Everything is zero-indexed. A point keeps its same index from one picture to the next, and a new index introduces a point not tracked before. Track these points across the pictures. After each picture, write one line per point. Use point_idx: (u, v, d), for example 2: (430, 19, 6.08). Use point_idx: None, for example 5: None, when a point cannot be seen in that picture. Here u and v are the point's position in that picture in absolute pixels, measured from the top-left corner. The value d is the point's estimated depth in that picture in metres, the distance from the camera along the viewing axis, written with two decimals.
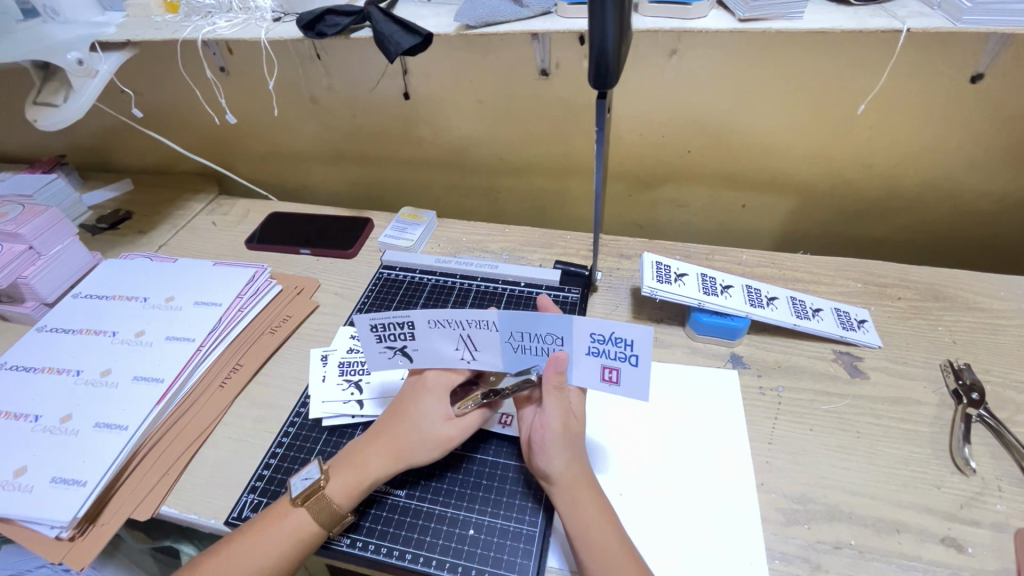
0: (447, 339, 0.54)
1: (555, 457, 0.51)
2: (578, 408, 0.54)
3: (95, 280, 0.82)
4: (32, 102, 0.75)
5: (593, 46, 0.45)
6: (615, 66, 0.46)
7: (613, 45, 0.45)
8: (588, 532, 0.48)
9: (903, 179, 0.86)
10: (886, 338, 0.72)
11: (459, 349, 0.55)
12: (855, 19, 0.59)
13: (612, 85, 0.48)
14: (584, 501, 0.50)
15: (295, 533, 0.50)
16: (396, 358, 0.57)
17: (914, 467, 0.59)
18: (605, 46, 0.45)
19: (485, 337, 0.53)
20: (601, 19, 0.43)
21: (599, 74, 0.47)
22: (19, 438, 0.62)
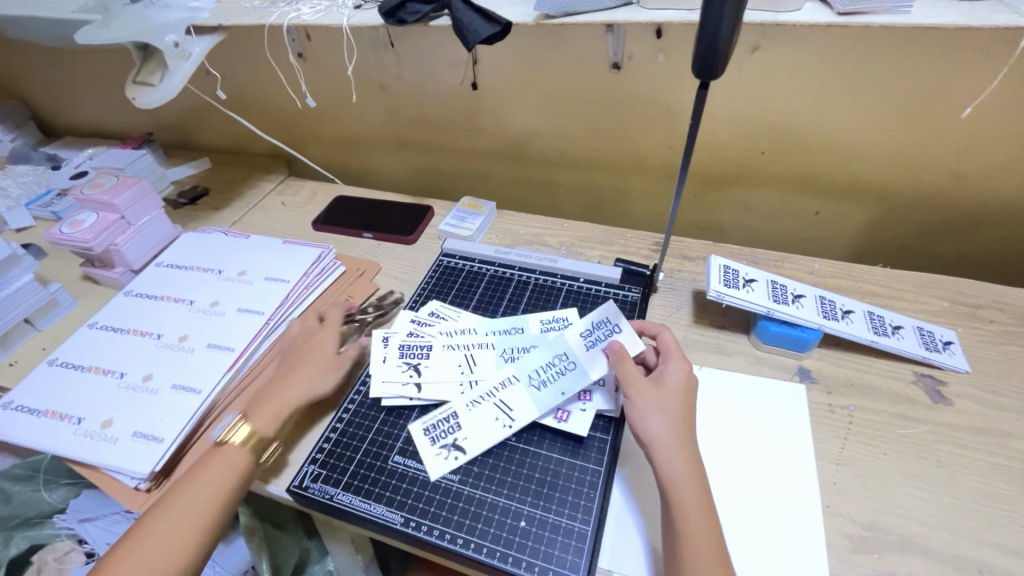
0: None
1: (647, 420, 0.53)
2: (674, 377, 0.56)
3: (176, 251, 0.87)
4: (132, 81, 0.81)
5: (704, 35, 0.44)
6: (723, 59, 0.45)
7: (726, 37, 0.44)
8: (684, 511, 0.48)
9: (1003, 192, 0.79)
10: (976, 363, 0.66)
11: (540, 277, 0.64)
12: (970, 14, 0.54)
13: (717, 76, 0.46)
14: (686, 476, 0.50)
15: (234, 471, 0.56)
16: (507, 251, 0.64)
17: (1002, 505, 0.54)
18: (717, 31, 0.43)
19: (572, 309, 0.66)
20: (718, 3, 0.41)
21: (705, 63, 0.45)
22: (106, 393, 0.67)
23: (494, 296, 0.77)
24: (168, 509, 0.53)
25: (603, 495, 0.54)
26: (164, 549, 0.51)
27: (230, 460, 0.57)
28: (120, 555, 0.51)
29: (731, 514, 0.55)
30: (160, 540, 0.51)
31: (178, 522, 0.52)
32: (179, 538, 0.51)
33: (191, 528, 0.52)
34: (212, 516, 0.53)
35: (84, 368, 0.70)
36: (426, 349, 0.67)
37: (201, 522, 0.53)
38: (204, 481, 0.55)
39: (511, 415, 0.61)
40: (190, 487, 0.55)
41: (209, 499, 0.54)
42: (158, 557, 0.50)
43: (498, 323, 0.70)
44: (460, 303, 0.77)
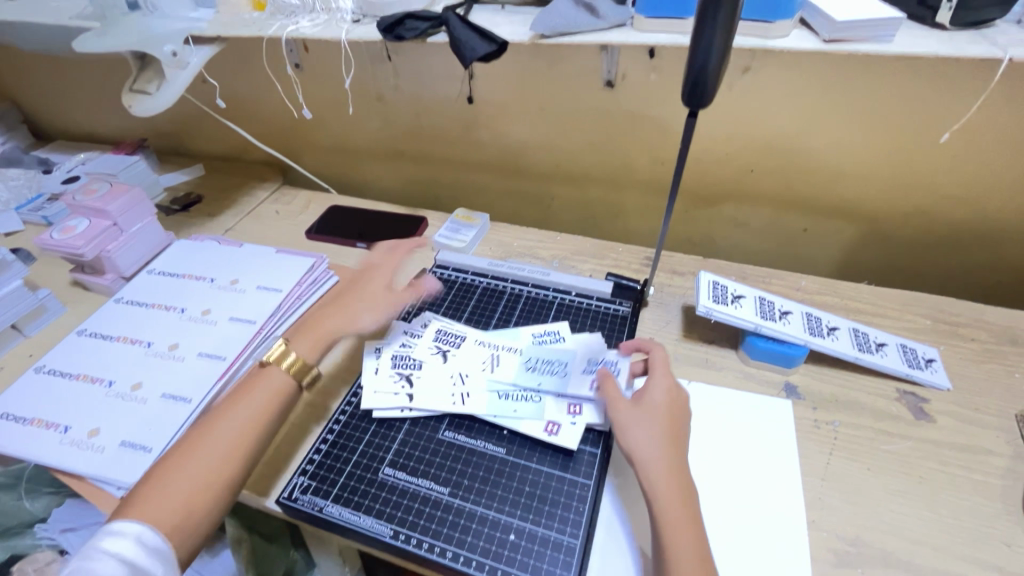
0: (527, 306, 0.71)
1: (628, 437, 0.54)
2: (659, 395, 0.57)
3: (169, 258, 0.87)
4: (128, 89, 0.81)
5: (693, 66, 0.45)
6: (711, 89, 0.46)
7: (714, 68, 0.45)
8: (669, 523, 0.48)
9: (983, 213, 0.81)
10: (957, 380, 0.68)
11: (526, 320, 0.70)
12: (950, 44, 0.56)
13: (706, 104, 0.47)
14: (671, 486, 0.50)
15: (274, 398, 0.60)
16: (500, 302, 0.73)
17: (982, 521, 0.55)
18: (704, 61, 0.44)
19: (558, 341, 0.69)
20: (705, 33, 0.43)
21: (694, 91, 0.47)
22: (94, 401, 0.66)
23: (487, 309, 0.78)
24: (201, 443, 0.55)
25: (591, 509, 0.54)
26: (199, 478, 0.53)
27: (261, 402, 0.59)
28: (152, 485, 0.52)
29: (720, 529, 0.55)
30: (192, 472, 0.53)
31: (216, 452, 0.54)
32: (216, 466, 0.54)
33: (227, 460, 0.55)
34: (245, 450, 0.56)
35: (72, 376, 0.70)
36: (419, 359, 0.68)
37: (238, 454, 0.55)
38: (237, 418, 0.57)
39: (502, 428, 0.61)
40: (220, 422, 0.57)
41: (242, 435, 0.56)
42: (194, 485, 0.52)
43: (490, 336, 0.71)
44: (452, 315, 0.77)
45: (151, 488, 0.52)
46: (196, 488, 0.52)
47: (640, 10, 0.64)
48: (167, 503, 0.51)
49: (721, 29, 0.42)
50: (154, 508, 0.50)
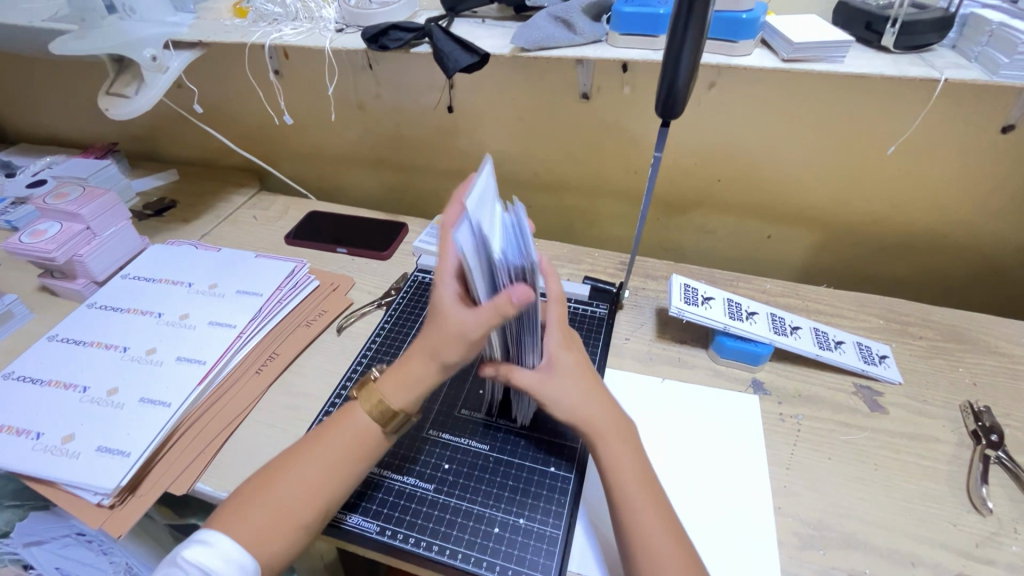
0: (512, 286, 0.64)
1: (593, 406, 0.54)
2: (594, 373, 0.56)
3: (144, 263, 0.86)
4: (104, 92, 0.80)
5: (664, 78, 0.48)
6: (683, 98, 0.49)
7: (684, 80, 0.48)
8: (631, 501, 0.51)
9: (928, 220, 0.88)
10: (907, 375, 0.73)
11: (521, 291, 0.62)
12: (894, 66, 0.61)
13: (679, 113, 0.51)
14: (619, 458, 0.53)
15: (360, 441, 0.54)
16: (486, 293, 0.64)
17: (930, 502, 0.60)
18: (676, 76, 0.48)
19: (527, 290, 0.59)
20: (677, 52, 0.46)
21: (666, 102, 0.50)
22: (68, 407, 0.65)
23: None
24: (290, 466, 0.52)
25: (573, 500, 0.56)
26: (290, 508, 0.50)
27: (357, 429, 0.54)
28: (242, 504, 0.51)
29: (691, 517, 0.58)
30: (281, 498, 0.50)
31: (303, 482, 0.51)
32: (304, 497, 0.51)
33: (317, 492, 0.51)
34: (331, 484, 0.52)
35: (42, 382, 0.68)
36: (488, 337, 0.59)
37: (326, 488, 0.52)
38: (329, 448, 0.53)
39: (485, 426, 0.63)
40: (313, 449, 0.53)
41: (331, 468, 0.52)
42: (282, 515, 0.49)
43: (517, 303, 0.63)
44: None
45: (243, 504, 0.50)
46: (278, 515, 0.50)
47: (614, 28, 0.67)
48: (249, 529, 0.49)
49: (689, 44, 0.45)
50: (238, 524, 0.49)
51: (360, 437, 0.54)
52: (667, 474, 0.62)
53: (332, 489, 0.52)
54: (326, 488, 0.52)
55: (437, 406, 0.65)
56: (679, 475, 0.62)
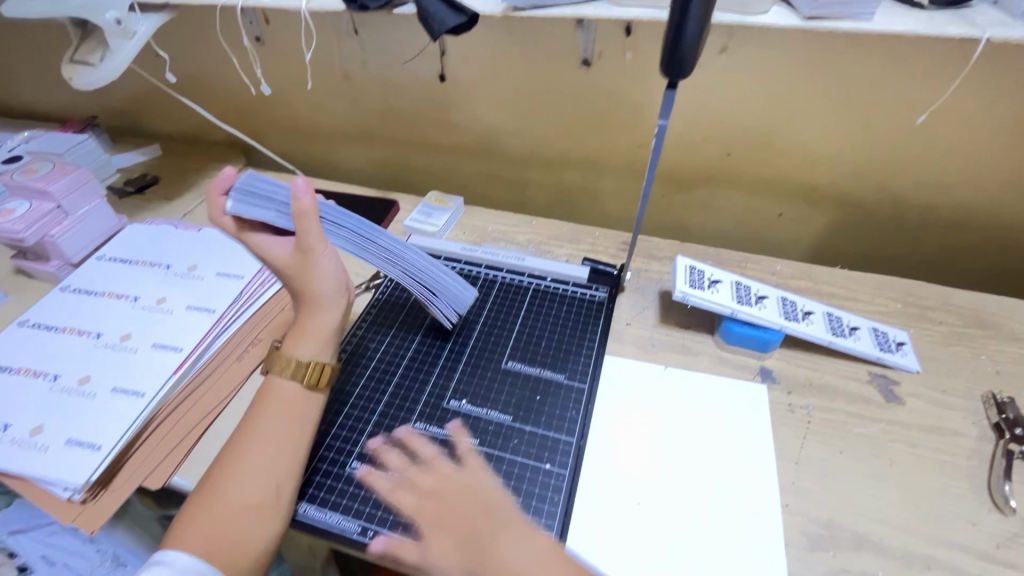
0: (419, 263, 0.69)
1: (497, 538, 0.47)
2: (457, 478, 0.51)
3: (120, 243, 0.82)
4: (68, 60, 0.75)
5: (671, 25, 0.42)
6: (691, 51, 0.43)
7: (693, 29, 0.42)
8: None
9: (952, 197, 0.82)
10: (926, 363, 0.69)
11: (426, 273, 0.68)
12: (929, 24, 0.55)
13: (687, 72, 0.45)
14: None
15: (292, 404, 0.55)
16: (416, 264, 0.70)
17: (948, 501, 0.56)
18: (684, 25, 0.42)
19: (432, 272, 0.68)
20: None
21: (674, 58, 0.44)
22: (38, 397, 0.62)
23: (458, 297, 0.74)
24: (233, 454, 0.51)
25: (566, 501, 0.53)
26: (246, 492, 0.49)
27: (282, 397, 0.55)
28: (195, 510, 0.49)
29: (691, 518, 0.55)
30: (233, 485, 0.49)
31: (248, 468, 0.50)
32: (257, 479, 0.50)
33: (267, 468, 0.51)
34: (279, 458, 0.52)
35: (12, 370, 0.65)
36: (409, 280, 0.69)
37: (277, 463, 0.51)
38: (261, 427, 0.53)
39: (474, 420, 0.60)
40: (249, 431, 0.53)
41: (276, 440, 0.52)
42: (239, 500, 0.49)
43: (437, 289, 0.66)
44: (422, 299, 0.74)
45: (197, 508, 0.49)
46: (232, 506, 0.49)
47: None
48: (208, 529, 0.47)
49: None
50: (197, 529, 0.47)
51: (288, 402, 0.54)
52: (668, 471, 0.58)
53: (282, 458, 0.52)
54: (276, 460, 0.51)
55: (424, 398, 0.62)
56: (682, 470, 0.58)
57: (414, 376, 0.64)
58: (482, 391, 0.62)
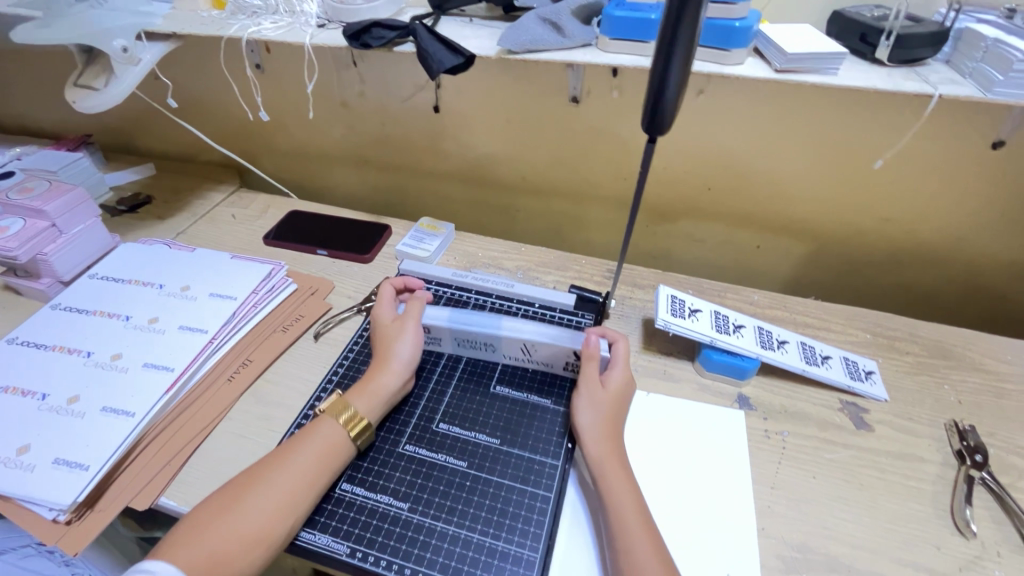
0: (514, 346, 0.66)
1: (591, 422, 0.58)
2: (614, 396, 0.60)
3: (113, 262, 0.82)
4: (73, 84, 0.77)
5: (651, 91, 0.46)
6: (670, 113, 0.47)
7: (673, 95, 0.46)
8: (623, 528, 0.50)
9: (916, 234, 0.87)
10: (893, 392, 0.72)
11: (523, 352, 0.67)
12: (887, 80, 0.60)
13: (665, 131, 0.48)
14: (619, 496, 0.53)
15: (330, 449, 0.56)
16: (522, 352, 0.67)
17: (914, 524, 0.59)
18: (664, 91, 0.45)
19: (539, 347, 0.65)
20: (663, 65, 0.44)
21: (654, 118, 0.47)
22: (25, 416, 0.62)
23: None
24: (256, 481, 0.52)
25: (551, 522, 0.55)
26: (253, 523, 0.49)
27: (323, 440, 0.56)
28: (197, 524, 0.49)
29: (678, 539, 0.56)
30: (246, 512, 0.49)
31: (265, 499, 0.51)
32: (268, 513, 0.50)
33: (281, 505, 0.51)
34: (293, 498, 0.52)
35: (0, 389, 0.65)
36: (518, 349, 0.67)
37: (290, 504, 0.52)
38: (296, 459, 0.54)
39: (465, 442, 0.61)
40: (279, 464, 0.54)
41: (297, 482, 0.53)
42: (244, 529, 0.48)
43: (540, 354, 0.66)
44: None
45: (204, 520, 0.49)
46: (236, 535, 0.48)
47: (604, 31, 0.65)
48: (206, 549, 0.47)
49: (679, 56, 0.43)
50: (192, 545, 0.47)
51: (327, 446, 0.56)
52: (656, 494, 0.60)
53: (294, 504, 0.52)
54: (286, 504, 0.51)
55: (413, 421, 0.63)
56: (660, 493, 0.60)
57: (406, 399, 0.66)
58: (471, 415, 0.64)
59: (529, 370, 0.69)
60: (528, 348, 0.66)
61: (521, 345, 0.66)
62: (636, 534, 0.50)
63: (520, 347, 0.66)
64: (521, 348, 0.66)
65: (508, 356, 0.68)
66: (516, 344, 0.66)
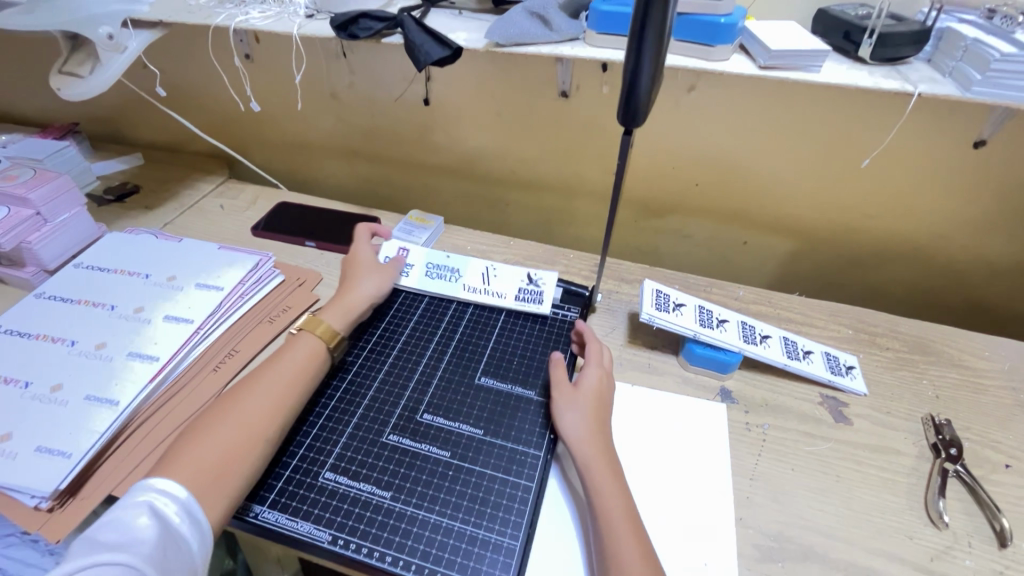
0: (519, 282, 0.79)
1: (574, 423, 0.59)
2: (593, 393, 0.62)
3: (99, 251, 0.82)
4: (58, 71, 0.76)
5: (625, 82, 0.46)
6: (645, 104, 0.47)
7: (646, 87, 0.46)
8: (610, 525, 0.51)
9: (899, 232, 0.89)
10: (872, 386, 0.74)
11: (527, 291, 0.78)
12: (869, 78, 0.61)
13: (640, 122, 0.49)
14: (606, 493, 0.53)
15: (310, 355, 0.63)
16: (525, 292, 0.78)
17: (888, 515, 0.60)
18: (636, 84, 0.46)
19: (546, 278, 0.78)
20: (636, 56, 0.44)
21: (628, 110, 0.48)
22: (8, 404, 0.62)
23: (434, 317, 0.76)
24: (241, 393, 0.58)
25: (532, 511, 0.55)
26: (251, 421, 0.55)
27: (302, 349, 0.64)
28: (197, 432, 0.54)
29: (655, 528, 0.57)
30: (242, 414, 0.56)
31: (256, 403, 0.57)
32: (262, 412, 0.56)
33: (273, 405, 0.58)
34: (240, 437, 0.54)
35: None
36: (523, 283, 0.78)
37: (280, 402, 0.58)
38: (275, 371, 0.60)
39: (448, 432, 0.62)
40: (260, 377, 0.60)
41: (258, 415, 0.56)
42: (244, 426, 0.55)
43: (539, 287, 0.78)
44: (398, 324, 0.75)
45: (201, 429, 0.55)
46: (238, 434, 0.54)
47: (591, 26, 0.66)
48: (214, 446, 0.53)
49: (651, 47, 0.44)
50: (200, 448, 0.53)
51: (305, 357, 0.63)
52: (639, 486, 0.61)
53: (247, 439, 0.54)
54: (238, 439, 0.54)
55: (398, 410, 0.64)
56: (642, 485, 0.61)
57: (391, 388, 0.66)
58: (455, 405, 0.65)
59: (520, 342, 0.73)
60: (530, 279, 0.79)
61: (527, 278, 0.79)
62: (621, 532, 0.50)
63: (527, 282, 0.78)
64: (527, 282, 0.78)
65: (524, 299, 0.77)
66: (523, 275, 0.79)
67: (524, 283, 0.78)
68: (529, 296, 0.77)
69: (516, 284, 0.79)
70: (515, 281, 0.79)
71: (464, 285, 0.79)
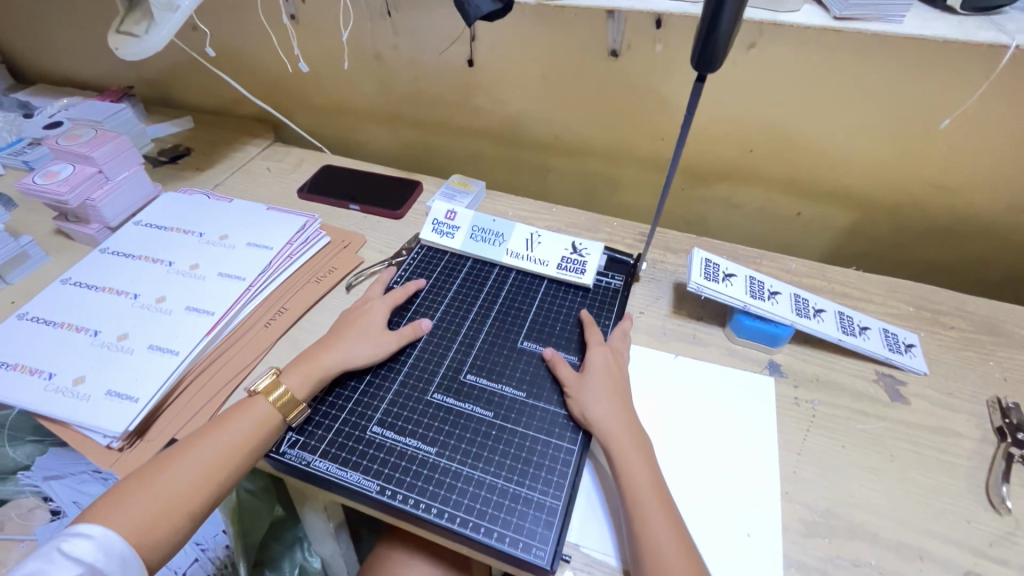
0: (563, 246, 0.77)
1: (592, 406, 0.58)
2: (603, 373, 0.61)
3: (156, 210, 0.85)
4: (116, 30, 0.78)
5: (704, 23, 0.44)
6: (723, 48, 0.45)
7: (726, 29, 0.44)
8: (640, 505, 0.51)
9: (972, 204, 0.82)
10: (934, 366, 0.70)
11: (572, 257, 0.76)
12: (958, 29, 0.55)
13: (715, 69, 0.47)
14: (635, 471, 0.53)
15: (261, 423, 0.57)
16: (569, 260, 0.76)
17: (944, 497, 0.58)
18: (715, 28, 0.44)
19: (590, 247, 0.76)
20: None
21: (703, 54, 0.45)
22: (79, 350, 0.66)
23: (477, 281, 0.76)
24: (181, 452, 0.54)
25: (575, 471, 0.56)
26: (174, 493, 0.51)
27: (258, 414, 0.57)
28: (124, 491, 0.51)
29: (695, 497, 0.57)
30: (172, 479, 0.52)
31: (187, 471, 0.52)
32: (191, 482, 0.52)
33: (203, 478, 0.53)
34: (232, 468, 0.54)
35: (57, 325, 0.69)
36: (566, 250, 0.77)
37: (211, 474, 0.53)
38: (223, 433, 0.55)
39: (490, 394, 0.62)
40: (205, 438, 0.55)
41: (212, 462, 0.53)
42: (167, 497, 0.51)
43: (582, 259, 0.76)
44: (442, 287, 0.75)
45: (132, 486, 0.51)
46: (154, 507, 0.50)
47: None
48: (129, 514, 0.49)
49: None
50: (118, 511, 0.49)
51: (258, 423, 0.56)
52: (681, 454, 0.60)
53: (229, 469, 0.54)
54: (223, 468, 0.54)
55: (441, 370, 0.65)
56: (685, 452, 0.61)
57: (436, 347, 0.67)
58: (497, 367, 0.65)
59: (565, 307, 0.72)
60: (575, 248, 0.77)
61: (571, 245, 0.77)
62: (652, 512, 0.50)
63: (571, 250, 0.77)
64: (572, 250, 0.77)
65: (567, 267, 0.75)
66: (566, 243, 0.77)
67: (568, 252, 0.76)
68: (571, 263, 0.76)
69: (561, 248, 0.77)
70: (558, 248, 0.77)
71: (506, 248, 0.78)
